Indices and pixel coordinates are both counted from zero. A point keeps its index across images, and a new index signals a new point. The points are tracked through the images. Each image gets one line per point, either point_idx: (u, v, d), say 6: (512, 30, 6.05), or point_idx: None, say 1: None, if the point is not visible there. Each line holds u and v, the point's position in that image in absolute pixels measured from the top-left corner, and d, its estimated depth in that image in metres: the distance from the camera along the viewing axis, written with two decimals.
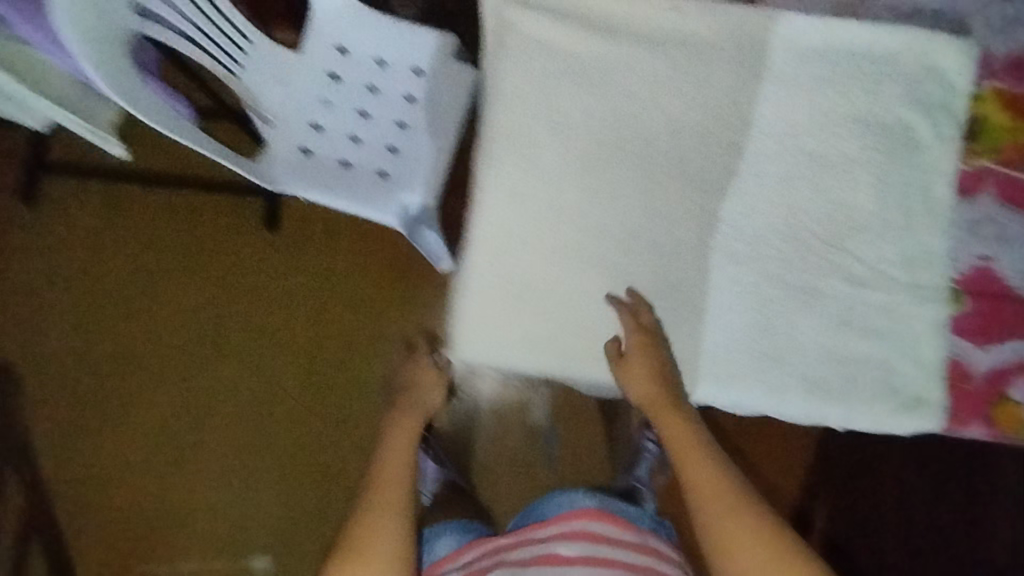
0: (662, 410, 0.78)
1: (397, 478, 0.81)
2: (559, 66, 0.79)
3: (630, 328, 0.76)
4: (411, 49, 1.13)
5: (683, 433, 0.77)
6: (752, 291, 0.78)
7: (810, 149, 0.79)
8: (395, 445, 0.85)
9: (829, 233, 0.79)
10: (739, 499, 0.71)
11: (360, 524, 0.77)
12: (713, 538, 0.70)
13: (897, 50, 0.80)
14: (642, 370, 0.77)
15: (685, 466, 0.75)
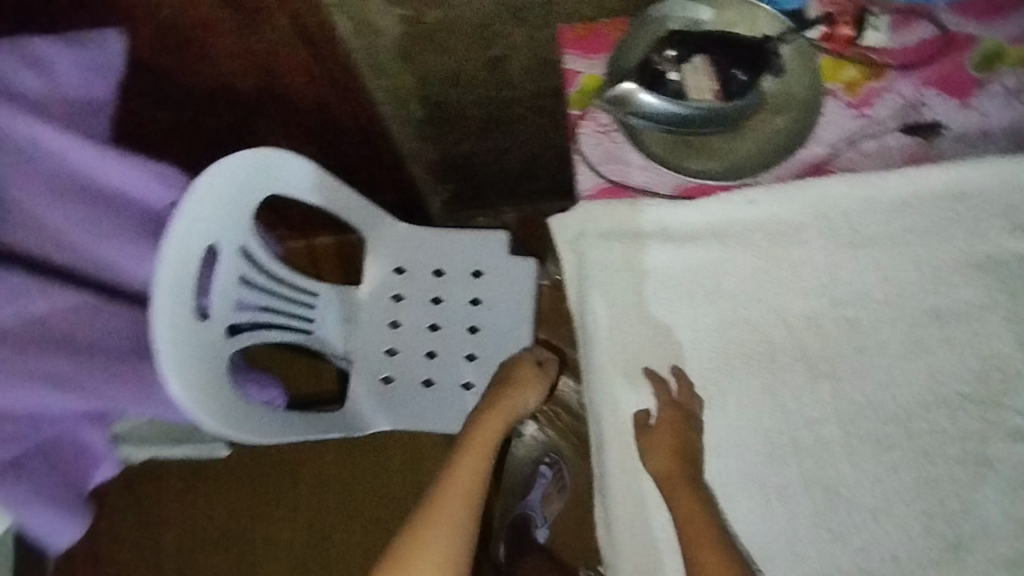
0: (678, 488, 0.74)
1: (467, 483, 0.85)
2: (651, 287, 0.79)
3: (664, 401, 0.75)
4: (465, 254, 1.13)
5: (698, 517, 0.72)
6: (918, 473, 0.73)
7: (930, 307, 0.76)
8: (475, 447, 0.89)
9: (977, 392, 0.74)
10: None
11: (437, 496, 0.84)
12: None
13: (988, 185, 0.77)
14: (661, 444, 0.74)
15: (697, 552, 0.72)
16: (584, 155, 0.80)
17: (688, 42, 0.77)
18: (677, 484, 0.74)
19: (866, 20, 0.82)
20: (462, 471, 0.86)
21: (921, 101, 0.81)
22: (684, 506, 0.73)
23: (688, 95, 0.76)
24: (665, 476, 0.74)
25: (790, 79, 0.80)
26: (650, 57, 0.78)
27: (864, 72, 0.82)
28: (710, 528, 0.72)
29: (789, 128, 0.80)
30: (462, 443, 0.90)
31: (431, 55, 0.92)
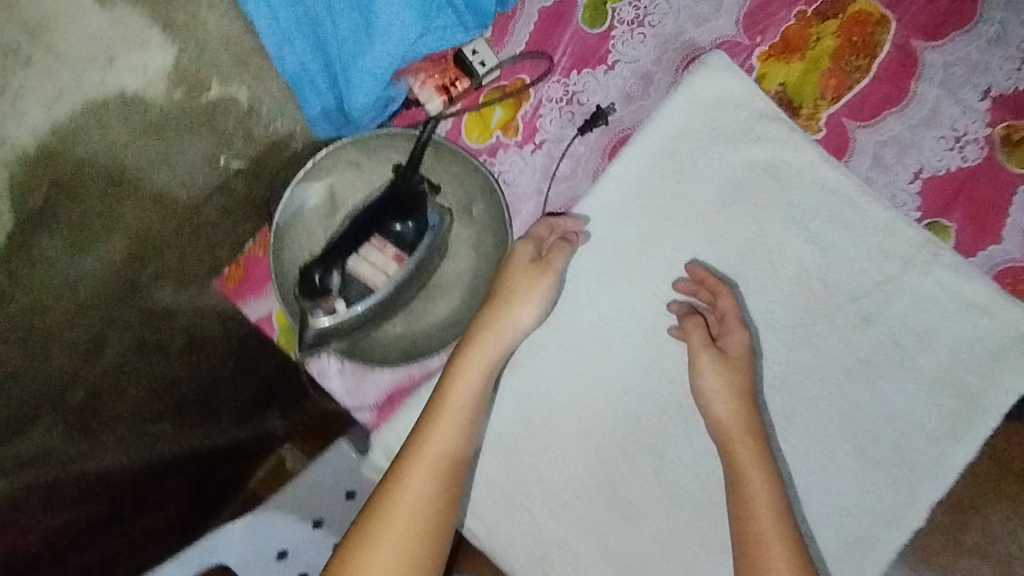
0: (743, 437, 0.64)
1: (457, 421, 0.63)
2: (493, 458, 0.70)
3: (734, 336, 0.67)
4: (325, 488, 0.79)
5: (762, 472, 0.62)
6: (818, 419, 0.69)
7: (717, 267, 0.72)
8: (471, 363, 0.65)
9: (810, 309, 0.70)
10: (784, 565, 0.58)
11: (423, 450, 0.61)
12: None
13: (677, 124, 0.73)
14: (732, 385, 0.65)
15: (759, 510, 0.61)
16: (340, 389, 0.72)
17: (328, 254, 0.64)
18: (745, 433, 0.64)
19: (468, 57, 0.72)
20: (456, 403, 0.63)
21: (573, 93, 0.75)
22: (749, 465, 0.63)
23: (376, 280, 0.65)
24: (735, 419, 0.65)
25: (444, 174, 0.72)
26: (310, 303, 0.63)
27: (509, 106, 0.75)
28: (774, 486, 0.62)
29: (484, 217, 0.72)
30: (460, 354, 0.65)
31: (121, 402, 0.76)
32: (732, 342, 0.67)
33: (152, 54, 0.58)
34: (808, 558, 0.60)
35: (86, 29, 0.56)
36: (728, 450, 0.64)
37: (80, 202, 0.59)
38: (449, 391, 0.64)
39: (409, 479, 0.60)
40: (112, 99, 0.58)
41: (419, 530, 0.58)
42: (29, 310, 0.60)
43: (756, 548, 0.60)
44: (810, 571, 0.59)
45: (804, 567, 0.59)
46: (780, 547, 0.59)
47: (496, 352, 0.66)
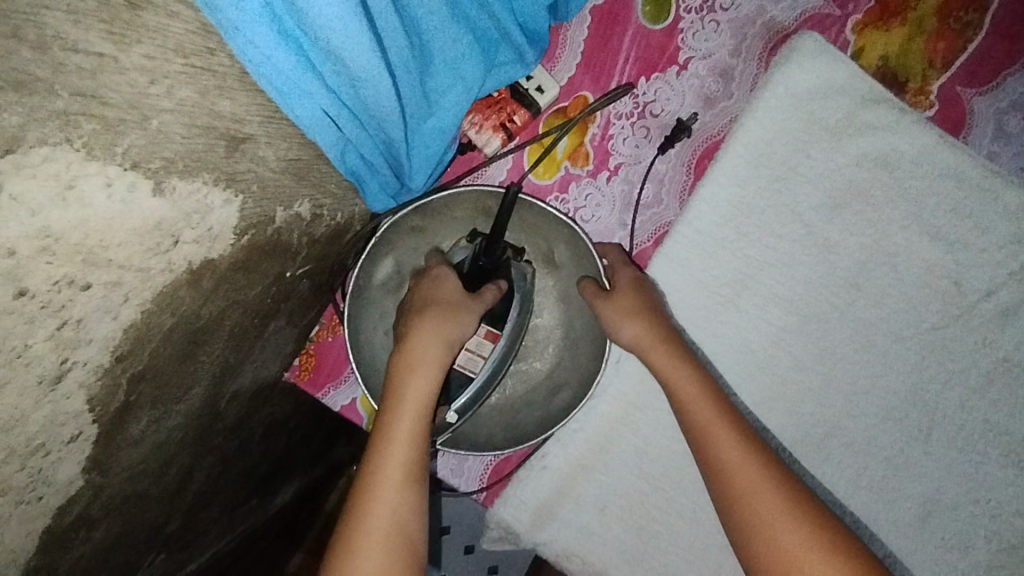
0: (673, 366, 0.56)
1: (417, 442, 0.51)
2: (621, 521, 0.66)
3: (625, 272, 0.62)
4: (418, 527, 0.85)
5: (696, 388, 0.55)
6: (961, 429, 0.64)
7: (830, 280, 0.65)
8: (422, 370, 0.52)
9: (939, 311, 0.64)
10: (760, 478, 0.50)
11: (380, 478, 0.49)
12: (756, 519, 0.49)
13: (768, 125, 0.65)
14: (639, 308, 0.59)
15: (709, 424, 0.53)
16: (442, 468, 0.68)
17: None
18: (657, 349, 0.57)
19: (525, 86, 0.63)
20: (413, 420, 0.51)
21: (644, 103, 0.66)
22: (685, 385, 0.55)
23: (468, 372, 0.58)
24: (646, 337, 0.58)
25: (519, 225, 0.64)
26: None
27: (575, 132, 0.65)
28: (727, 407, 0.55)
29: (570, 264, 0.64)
30: (403, 364, 0.52)
31: (209, 509, 0.72)
32: (622, 277, 0.62)
33: (218, 213, 0.38)
34: (779, 464, 0.51)
35: (72, 212, 0.28)
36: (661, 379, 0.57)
37: (172, 393, 0.47)
38: (396, 407, 0.51)
39: (370, 514, 0.48)
40: (160, 292, 0.37)
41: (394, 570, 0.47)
42: (127, 491, 0.50)
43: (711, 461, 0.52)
44: (803, 490, 0.50)
45: (796, 486, 0.50)
46: (735, 455, 0.51)
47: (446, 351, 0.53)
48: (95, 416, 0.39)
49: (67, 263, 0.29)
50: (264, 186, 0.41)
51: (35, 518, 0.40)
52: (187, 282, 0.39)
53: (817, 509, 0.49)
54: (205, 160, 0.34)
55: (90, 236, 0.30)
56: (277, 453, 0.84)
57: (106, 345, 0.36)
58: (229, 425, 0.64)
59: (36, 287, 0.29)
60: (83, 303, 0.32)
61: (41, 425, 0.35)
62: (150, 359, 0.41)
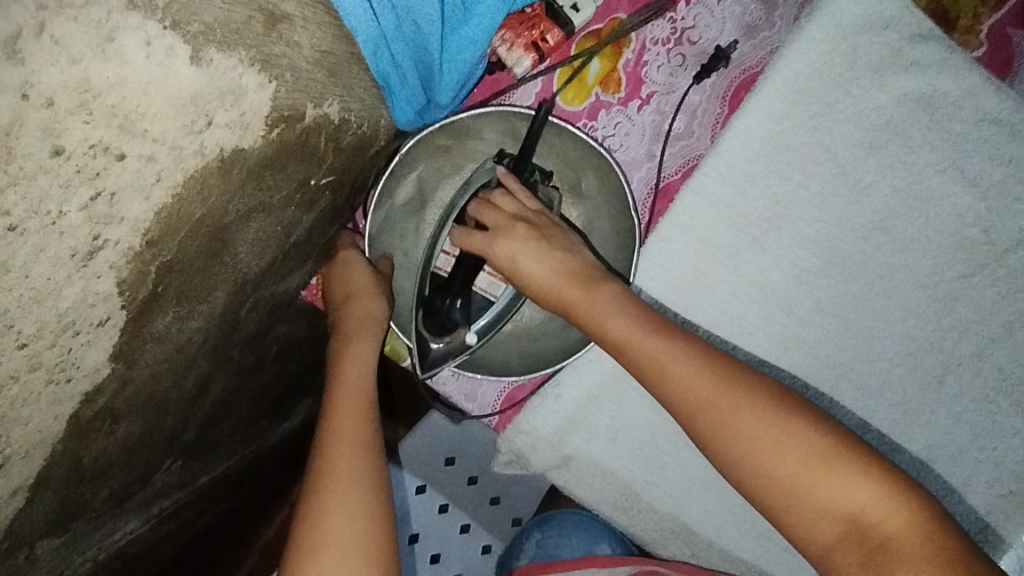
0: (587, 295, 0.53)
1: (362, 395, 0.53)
2: (632, 452, 0.67)
3: (494, 211, 0.54)
4: (427, 452, 0.93)
5: (609, 313, 0.52)
6: (977, 377, 0.64)
7: (860, 222, 0.64)
8: (356, 340, 0.56)
9: (967, 258, 0.63)
10: (705, 387, 0.48)
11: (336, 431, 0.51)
12: (715, 425, 0.47)
13: (810, 59, 0.63)
14: (533, 255, 0.54)
15: (634, 349, 0.50)
16: (455, 391, 0.68)
17: (446, 280, 0.57)
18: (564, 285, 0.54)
19: (560, 3, 0.60)
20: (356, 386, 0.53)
21: (682, 29, 0.63)
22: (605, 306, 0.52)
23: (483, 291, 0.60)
24: (548, 278, 0.54)
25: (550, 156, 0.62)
26: (437, 337, 0.57)
27: (609, 55, 0.63)
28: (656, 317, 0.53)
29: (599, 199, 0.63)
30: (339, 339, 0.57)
31: (222, 422, 0.73)
32: (491, 217, 0.54)
33: (253, 99, 0.36)
34: (719, 360, 0.50)
35: (113, 66, 0.28)
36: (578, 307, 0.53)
37: (197, 292, 0.47)
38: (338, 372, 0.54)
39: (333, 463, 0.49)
40: (195, 177, 0.36)
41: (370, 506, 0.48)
42: (149, 391, 0.50)
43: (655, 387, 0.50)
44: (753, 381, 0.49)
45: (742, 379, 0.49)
46: (678, 371, 0.49)
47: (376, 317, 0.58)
48: (123, 303, 0.39)
49: (103, 124, 0.29)
50: (298, 77, 0.40)
51: (63, 401, 0.40)
52: (218, 170, 0.38)
53: (770, 395, 0.48)
54: (243, 35, 0.34)
55: (125, 98, 0.29)
56: (287, 375, 0.85)
57: (138, 225, 0.35)
58: (247, 337, 0.64)
59: (72, 146, 0.28)
60: (117, 174, 0.31)
61: (73, 302, 0.34)
62: (178, 250, 0.40)
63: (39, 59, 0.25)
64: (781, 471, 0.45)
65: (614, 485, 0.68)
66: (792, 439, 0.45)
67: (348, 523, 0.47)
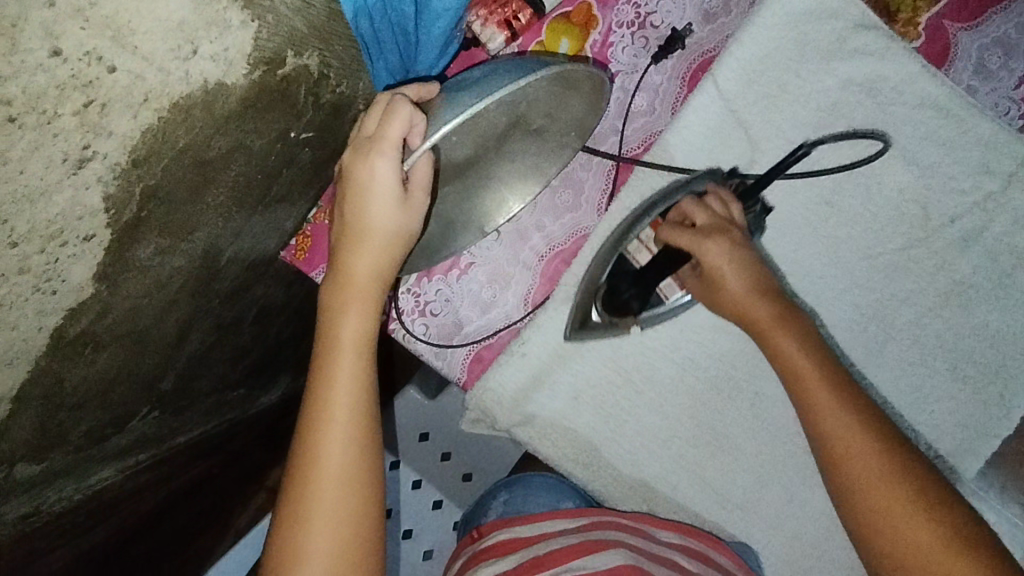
0: (777, 323, 0.56)
1: (357, 388, 0.50)
2: (592, 409, 0.71)
3: (704, 213, 0.57)
4: (402, 426, 0.95)
5: (799, 350, 0.55)
6: (913, 342, 0.68)
7: (808, 196, 0.68)
8: (354, 311, 0.51)
9: (906, 232, 0.68)
10: (853, 433, 0.51)
11: (328, 425, 0.49)
12: (850, 472, 0.51)
13: (763, 44, 0.68)
14: (731, 265, 0.56)
15: (808, 384, 0.53)
16: (427, 350, 0.72)
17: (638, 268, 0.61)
18: (756, 306, 0.56)
19: None
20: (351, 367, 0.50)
21: (646, 14, 0.68)
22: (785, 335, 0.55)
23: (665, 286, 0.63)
24: (743, 294, 0.57)
25: (569, 104, 0.55)
26: (606, 311, 0.64)
27: (577, 35, 0.67)
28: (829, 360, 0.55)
29: (557, 132, 0.58)
30: (337, 299, 0.51)
31: (200, 378, 0.76)
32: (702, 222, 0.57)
33: (237, 34, 0.40)
34: (882, 424, 0.52)
35: None
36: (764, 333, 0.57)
37: (177, 227, 0.50)
38: (334, 353, 0.51)
39: (321, 459, 0.48)
40: (180, 102, 0.40)
41: (359, 507, 0.49)
42: (129, 323, 0.53)
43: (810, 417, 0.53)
44: (895, 446, 0.51)
45: (888, 441, 0.51)
46: (834, 412, 0.52)
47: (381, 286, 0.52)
48: (109, 221, 0.42)
49: (97, 35, 0.32)
50: (279, 20, 0.43)
51: (47, 313, 0.43)
52: (202, 101, 0.41)
53: (917, 468, 0.50)
54: None
55: (120, 12, 0.33)
56: (267, 344, 0.88)
57: (125, 142, 0.38)
58: (226, 289, 0.67)
59: (68, 51, 0.32)
60: (108, 86, 0.34)
61: (62, 209, 0.38)
62: (161, 177, 0.43)
63: None
64: (909, 534, 0.48)
65: (576, 443, 0.71)
66: (928, 515, 0.48)
67: (336, 523, 0.48)
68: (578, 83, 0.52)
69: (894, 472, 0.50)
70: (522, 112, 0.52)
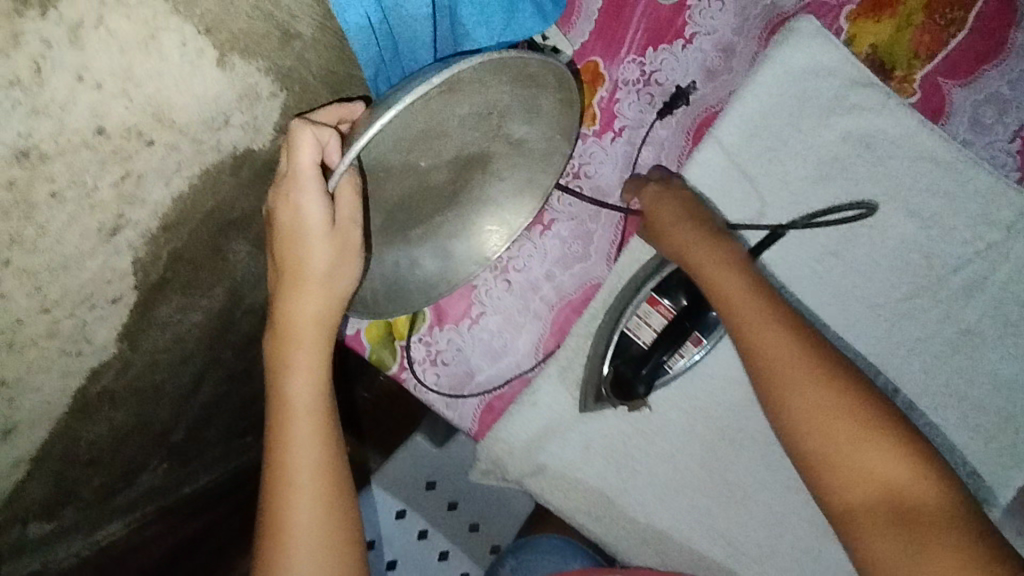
0: (720, 263, 0.57)
1: (313, 442, 0.49)
2: (604, 460, 0.70)
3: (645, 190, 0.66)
4: (408, 473, 0.94)
5: (725, 273, 0.57)
6: (923, 389, 0.69)
7: (814, 246, 0.70)
8: (303, 362, 0.49)
9: (912, 280, 0.69)
10: (784, 359, 0.52)
11: (292, 488, 0.48)
12: (780, 402, 0.51)
13: (765, 100, 0.70)
14: (675, 220, 0.61)
15: (733, 302, 0.55)
16: (438, 401, 0.72)
17: (643, 353, 0.64)
18: (693, 246, 0.59)
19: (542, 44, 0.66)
20: (309, 420, 0.49)
21: (650, 72, 0.71)
22: (741, 301, 0.55)
23: (667, 361, 0.65)
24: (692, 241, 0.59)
25: (537, 104, 0.53)
26: (616, 395, 0.66)
27: (585, 92, 0.70)
28: (777, 313, 0.54)
29: (539, 139, 0.56)
30: (283, 352, 0.49)
31: (211, 429, 0.75)
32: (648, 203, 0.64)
33: (266, 105, 0.42)
34: (839, 374, 0.50)
35: (153, 60, 0.34)
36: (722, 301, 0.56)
37: (199, 284, 0.51)
38: (288, 411, 0.49)
39: (291, 526, 0.47)
40: (213, 167, 0.41)
41: (341, 567, 0.48)
42: (146, 379, 0.53)
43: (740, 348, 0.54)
44: (830, 372, 0.51)
45: (826, 369, 0.51)
46: (733, 294, 0.55)
47: (326, 333, 0.49)
48: (136, 282, 0.43)
49: (138, 114, 0.35)
50: (304, 88, 0.45)
51: (70, 374, 0.43)
52: (231, 166, 0.43)
53: (880, 417, 0.49)
54: (262, 46, 0.38)
55: (161, 90, 0.35)
56: None
57: (157, 209, 0.39)
58: (240, 341, 0.67)
59: (111, 128, 0.34)
60: (145, 159, 0.36)
61: (94, 273, 0.38)
62: (188, 240, 0.45)
63: (94, 47, 0.31)
64: (847, 461, 0.48)
65: (585, 495, 0.71)
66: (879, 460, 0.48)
67: None
68: (537, 77, 0.49)
69: (836, 402, 0.49)
70: (493, 118, 0.51)
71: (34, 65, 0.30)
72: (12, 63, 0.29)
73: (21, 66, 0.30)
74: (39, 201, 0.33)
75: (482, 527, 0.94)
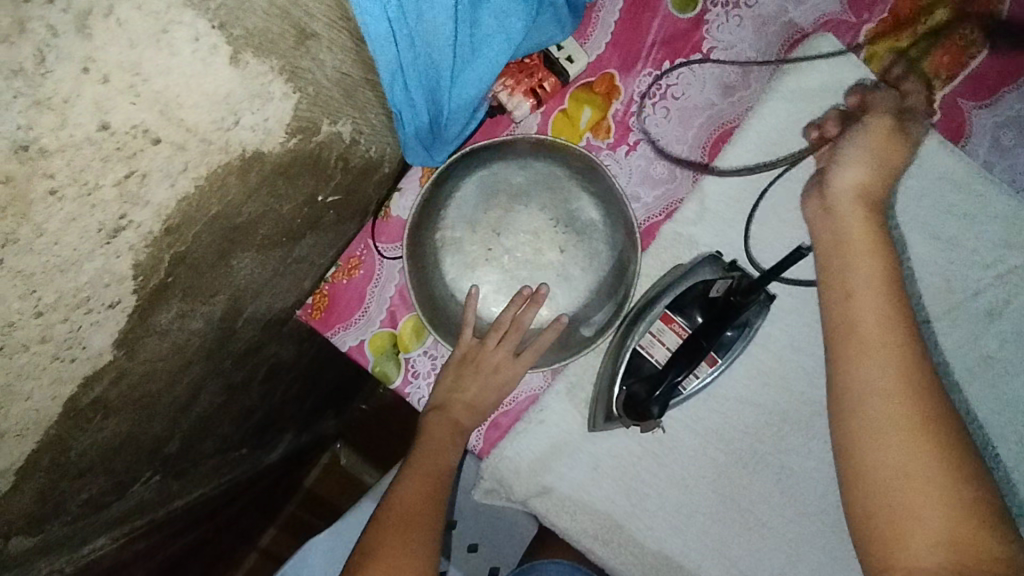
0: (877, 336, 0.49)
1: (424, 499, 0.58)
2: (613, 481, 0.68)
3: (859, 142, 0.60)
4: None
5: (882, 358, 0.48)
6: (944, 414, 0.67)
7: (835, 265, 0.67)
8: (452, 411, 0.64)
9: (929, 302, 0.67)
10: (911, 464, 0.46)
11: (401, 488, 0.59)
12: (889, 511, 0.46)
13: (783, 118, 0.68)
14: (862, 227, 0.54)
15: (866, 391, 0.48)
16: None
17: (659, 372, 0.61)
18: (864, 310, 0.50)
19: (556, 55, 0.67)
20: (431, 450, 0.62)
21: (667, 86, 0.70)
22: (868, 359, 0.49)
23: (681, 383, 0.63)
24: (870, 278, 0.51)
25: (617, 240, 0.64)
26: (629, 416, 0.63)
27: (599, 105, 0.70)
28: (921, 381, 0.48)
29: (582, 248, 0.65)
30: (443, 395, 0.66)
31: (206, 441, 0.73)
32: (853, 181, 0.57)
33: (276, 106, 0.40)
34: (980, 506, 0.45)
35: (162, 56, 0.32)
36: (847, 346, 0.50)
37: (201, 290, 0.49)
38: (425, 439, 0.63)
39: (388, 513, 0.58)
40: (226, 166, 0.39)
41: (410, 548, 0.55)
42: (142, 388, 0.51)
43: (850, 439, 0.48)
44: (969, 497, 0.45)
45: (964, 493, 0.45)
46: (880, 400, 0.47)
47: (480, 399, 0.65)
48: (136, 286, 0.41)
49: (146, 109, 0.32)
50: (318, 92, 0.44)
51: (63, 381, 0.41)
52: (238, 169, 0.41)
53: (944, 494, 0.45)
54: (276, 44, 0.38)
55: (170, 87, 0.33)
56: (273, 403, 0.85)
57: (161, 211, 0.37)
58: (240, 349, 0.65)
59: (116, 124, 0.31)
60: (150, 158, 0.34)
61: (91, 277, 0.36)
62: (191, 244, 0.43)
63: (103, 37, 0.29)
64: (908, 552, 0.44)
65: (591, 518, 0.69)
66: (924, 539, 0.44)
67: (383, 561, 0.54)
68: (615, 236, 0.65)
69: (927, 490, 0.45)
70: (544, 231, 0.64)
71: (38, 55, 0.27)
72: (15, 51, 0.27)
73: (24, 55, 0.27)
74: (37, 199, 0.30)
75: (480, 547, 0.91)
